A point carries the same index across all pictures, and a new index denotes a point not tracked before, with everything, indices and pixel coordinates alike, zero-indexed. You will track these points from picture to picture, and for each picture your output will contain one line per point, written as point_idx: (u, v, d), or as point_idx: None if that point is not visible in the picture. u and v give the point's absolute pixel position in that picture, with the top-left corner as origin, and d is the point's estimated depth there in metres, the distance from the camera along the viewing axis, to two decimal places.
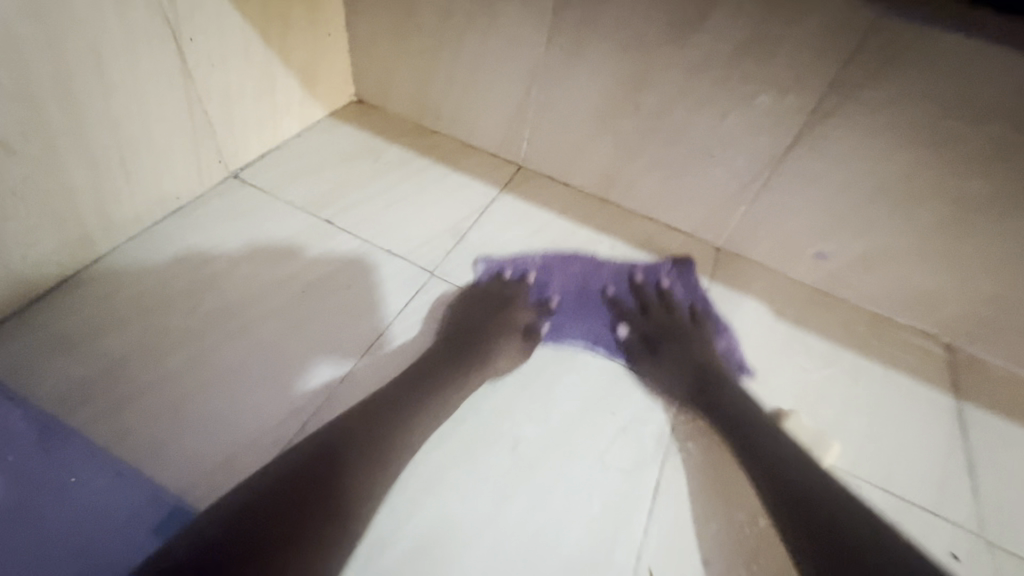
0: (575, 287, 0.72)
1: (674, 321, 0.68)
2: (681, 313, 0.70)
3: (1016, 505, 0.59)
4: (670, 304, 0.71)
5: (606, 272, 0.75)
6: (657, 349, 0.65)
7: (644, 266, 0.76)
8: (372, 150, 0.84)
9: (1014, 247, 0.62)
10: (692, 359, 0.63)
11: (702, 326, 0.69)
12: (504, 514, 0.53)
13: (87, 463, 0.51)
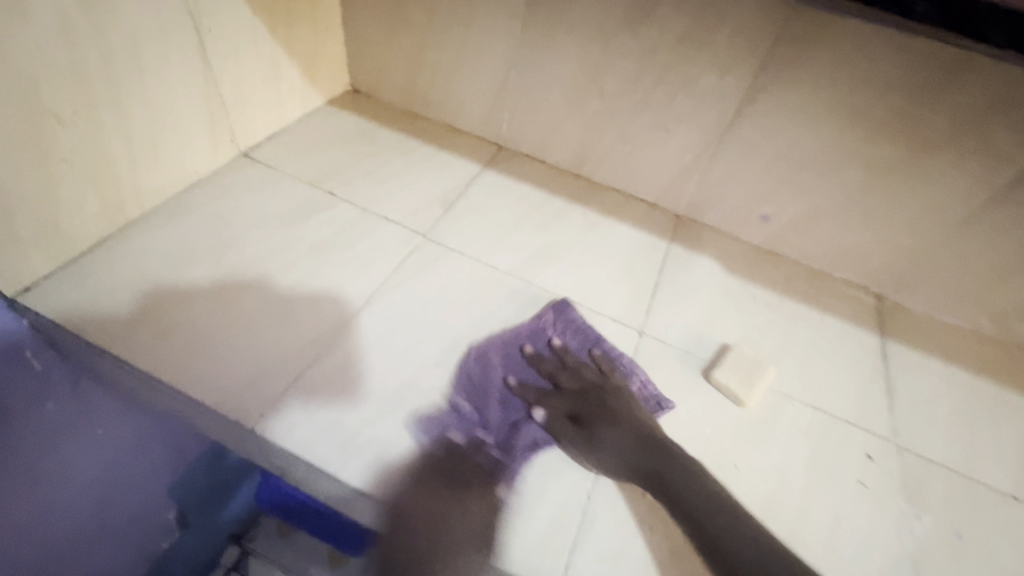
0: (485, 395, 0.63)
1: (583, 391, 0.62)
2: (584, 374, 0.64)
3: (925, 418, 0.70)
4: (569, 365, 0.65)
5: (496, 359, 0.66)
6: (586, 435, 0.59)
7: (526, 328, 0.69)
8: (368, 133, 0.93)
9: (920, 201, 0.73)
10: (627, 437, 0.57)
11: (609, 384, 0.63)
12: (484, 422, 0.60)
13: (114, 420, 0.67)
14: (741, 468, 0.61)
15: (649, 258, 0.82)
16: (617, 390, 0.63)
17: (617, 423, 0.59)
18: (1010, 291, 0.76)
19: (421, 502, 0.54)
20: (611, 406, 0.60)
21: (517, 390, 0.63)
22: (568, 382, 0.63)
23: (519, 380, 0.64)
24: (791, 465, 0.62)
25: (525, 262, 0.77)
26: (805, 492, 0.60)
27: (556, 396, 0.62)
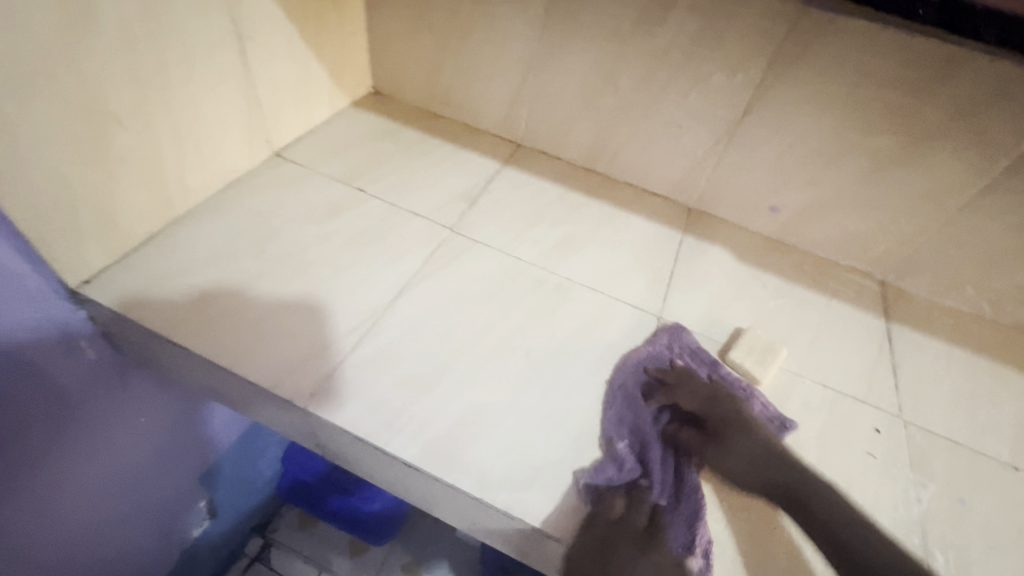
0: (630, 417, 0.62)
1: (716, 407, 0.62)
2: (709, 389, 0.64)
3: (929, 394, 0.74)
4: (694, 380, 0.66)
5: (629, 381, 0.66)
6: (724, 447, 0.60)
7: (646, 349, 0.70)
8: (391, 132, 0.97)
9: (921, 190, 0.78)
10: (753, 456, 0.59)
11: (737, 399, 0.64)
12: (522, 400, 0.63)
13: (139, 405, 0.78)
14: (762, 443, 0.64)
15: (664, 248, 0.87)
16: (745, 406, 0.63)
17: (746, 441, 0.60)
18: (1007, 275, 0.81)
19: (462, 471, 0.57)
20: (741, 424, 0.61)
21: (651, 408, 0.63)
22: (696, 393, 0.64)
23: (656, 399, 0.64)
24: (806, 438, 0.66)
25: (547, 252, 0.82)
26: (820, 462, 0.64)
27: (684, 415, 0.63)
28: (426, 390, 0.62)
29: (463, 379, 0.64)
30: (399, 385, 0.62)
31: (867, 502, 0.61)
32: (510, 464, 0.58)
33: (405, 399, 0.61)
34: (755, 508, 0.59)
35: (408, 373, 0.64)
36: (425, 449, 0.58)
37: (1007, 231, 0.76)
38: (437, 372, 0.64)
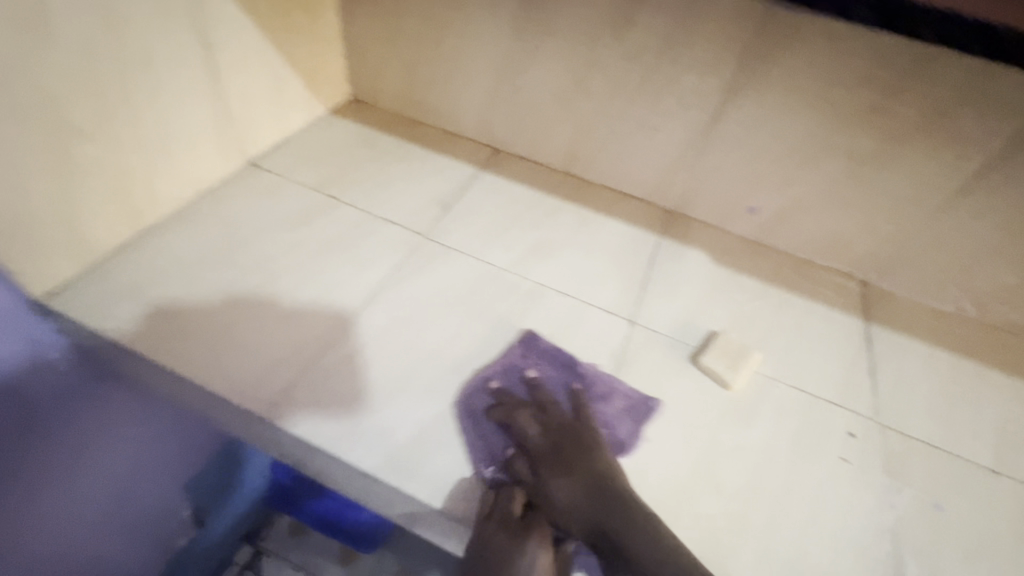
0: (477, 449, 0.59)
1: (552, 432, 0.60)
2: (552, 413, 0.62)
3: (908, 397, 0.72)
4: (539, 402, 0.63)
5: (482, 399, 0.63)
6: (563, 459, 0.57)
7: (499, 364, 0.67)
8: (367, 139, 0.97)
9: (897, 189, 0.76)
10: (588, 482, 0.55)
11: (579, 421, 0.61)
12: (487, 407, 0.63)
13: (123, 417, 0.76)
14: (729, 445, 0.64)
15: (639, 252, 0.86)
16: (587, 429, 0.60)
17: (572, 470, 0.56)
18: (989, 274, 0.79)
19: (422, 480, 0.57)
20: (574, 452, 0.58)
21: (499, 434, 0.61)
22: (540, 409, 0.62)
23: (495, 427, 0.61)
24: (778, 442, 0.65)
25: (520, 257, 0.81)
26: (790, 469, 0.63)
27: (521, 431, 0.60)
28: (388, 399, 0.62)
29: (427, 387, 0.64)
30: (362, 394, 0.62)
31: (837, 509, 0.60)
32: (470, 473, 0.58)
33: (366, 410, 0.61)
34: (722, 513, 0.58)
35: (371, 382, 0.64)
36: (386, 459, 0.58)
37: (986, 229, 0.75)
38: (400, 380, 0.64)
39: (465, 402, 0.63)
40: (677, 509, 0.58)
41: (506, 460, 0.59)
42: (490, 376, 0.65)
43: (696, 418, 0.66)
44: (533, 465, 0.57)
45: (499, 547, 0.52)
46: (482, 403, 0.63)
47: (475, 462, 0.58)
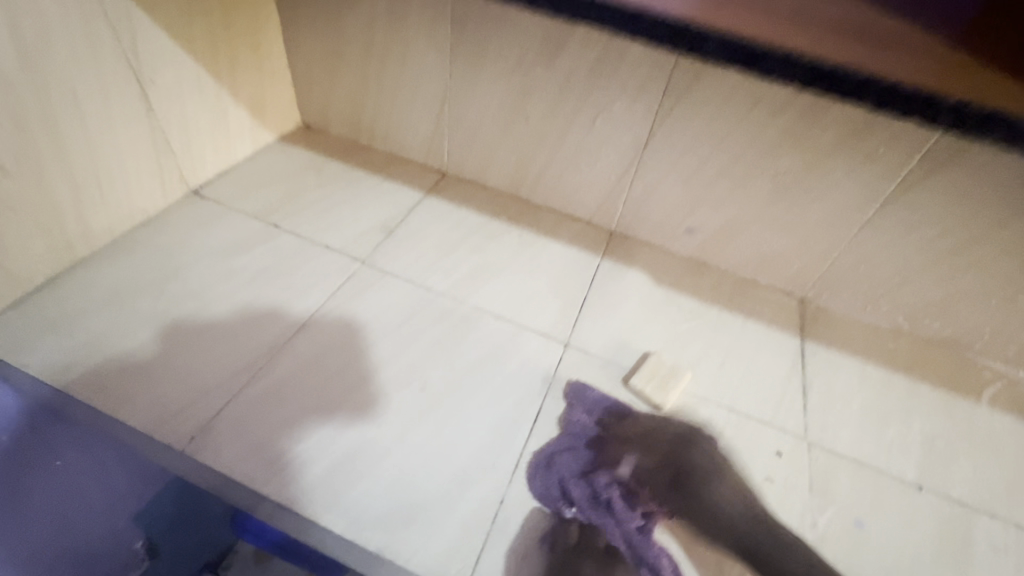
0: (578, 482, 0.61)
1: (640, 491, 0.61)
2: (636, 467, 0.63)
3: (839, 415, 0.73)
4: (635, 449, 0.65)
5: (581, 437, 0.65)
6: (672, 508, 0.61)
7: (596, 405, 0.68)
8: (315, 166, 0.98)
9: (823, 209, 0.78)
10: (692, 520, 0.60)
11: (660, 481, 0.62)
12: (410, 433, 0.63)
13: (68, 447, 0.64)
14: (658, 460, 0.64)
15: (580, 273, 0.87)
16: (687, 479, 0.63)
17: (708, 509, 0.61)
18: (917, 289, 0.81)
19: (337, 512, 0.57)
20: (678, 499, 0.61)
21: (603, 472, 0.62)
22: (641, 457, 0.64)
23: (578, 475, 0.61)
24: (706, 463, 0.65)
25: (459, 282, 0.82)
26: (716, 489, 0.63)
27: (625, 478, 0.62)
28: (311, 430, 0.62)
29: (351, 415, 0.64)
30: (284, 426, 0.63)
31: (759, 529, 0.61)
32: (384, 504, 0.57)
33: (285, 442, 0.61)
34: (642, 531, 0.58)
35: (294, 412, 0.64)
36: (304, 489, 0.58)
37: (910, 246, 0.77)
38: (327, 410, 0.64)
39: (542, 450, 0.63)
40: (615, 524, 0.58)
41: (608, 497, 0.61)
42: (573, 426, 0.65)
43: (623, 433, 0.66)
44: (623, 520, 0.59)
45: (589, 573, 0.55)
46: (582, 446, 0.64)
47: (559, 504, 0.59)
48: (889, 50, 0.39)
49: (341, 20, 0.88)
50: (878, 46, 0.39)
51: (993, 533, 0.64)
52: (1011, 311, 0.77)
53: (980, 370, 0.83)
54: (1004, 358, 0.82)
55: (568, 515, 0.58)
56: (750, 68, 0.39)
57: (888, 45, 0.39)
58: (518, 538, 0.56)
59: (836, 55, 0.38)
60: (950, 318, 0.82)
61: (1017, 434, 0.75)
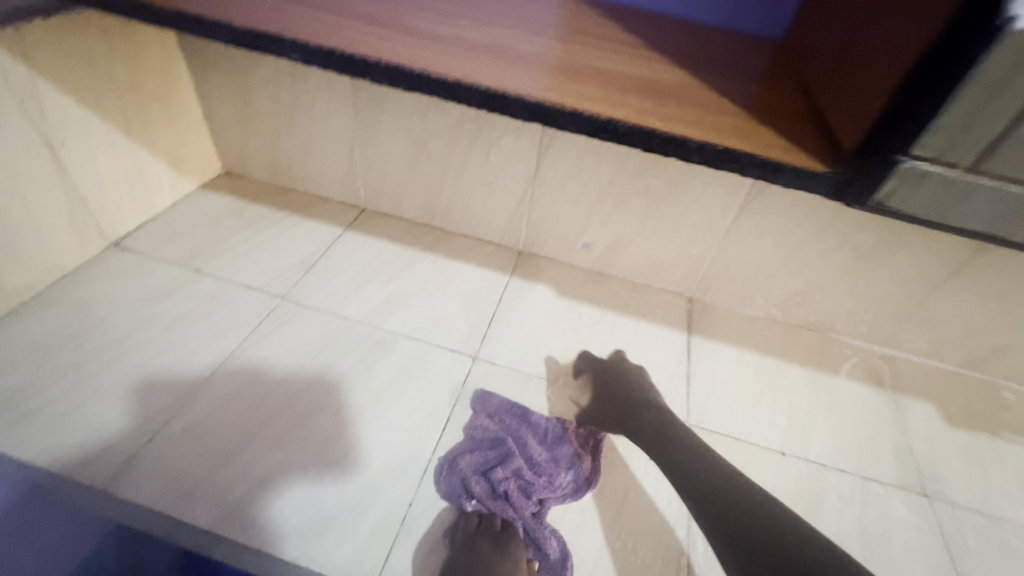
0: (474, 479, 0.68)
1: (534, 482, 0.69)
2: (530, 462, 0.71)
3: (717, 398, 0.83)
4: (525, 445, 0.73)
5: (478, 439, 0.72)
6: (560, 491, 0.69)
7: (492, 408, 0.76)
8: (238, 210, 1.03)
9: (690, 219, 0.90)
10: (578, 489, 0.70)
11: (552, 471, 0.71)
12: (325, 453, 0.69)
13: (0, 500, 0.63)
14: (551, 453, 0.73)
15: (488, 292, 0.95)
16: (574, 463, 0.72)
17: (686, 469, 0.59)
18: (780, 282, 0.93)
19: (256, 531, 0.62)
20: (565, 483, 0.70)
21: (498, 468, 0.69)
22: (532, 451, 0.72)
23: (479, 472, 0.69)
24: (584, 444, 0.74)
25: (375, 309, 0.88)
26: (605, 473, 0.72)
27: (518, 471, 0.70)
28: (231, 458, 0.68)
29: (269, 441, 0.70)
30: (205, 457, 0.67)
31: (639, 507, 0.69)
32: (297, 519, 0.63)
33: (205, 472, 0.66)
34: (535, 516, 0.66)
35: (215, 444, 0.69)
36: (223, 514, 0.63)
37: (766, 247, 0.89)
38: (247, 438, 0.70)
39: (451, 453, 0.70)
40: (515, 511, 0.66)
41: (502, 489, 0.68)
42: (477, 430, 0.73)
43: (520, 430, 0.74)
44: (520, 509, 0.66)
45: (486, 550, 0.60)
46: (480, 447, 0.71)
47: (461, 502, 0.66)
48: (647, 100, 0.52)
49: (248, 75, 0.94)
50: (640, 97, 0.52)
51: (841, 486, 0.75)
52: (856, 295, 0.90)
53: (841, 348, 0.95)
54: (858, 335, 0.95)
55: (468, 509, 0.65)
56: (548, 121, 0.50)
57: (646, 97, 0.52)
58: (425, 535, 0.64)
59: (610, 110, 0.50)
60: (810, 304, 0.94)
61: (867, 399, 0.87)
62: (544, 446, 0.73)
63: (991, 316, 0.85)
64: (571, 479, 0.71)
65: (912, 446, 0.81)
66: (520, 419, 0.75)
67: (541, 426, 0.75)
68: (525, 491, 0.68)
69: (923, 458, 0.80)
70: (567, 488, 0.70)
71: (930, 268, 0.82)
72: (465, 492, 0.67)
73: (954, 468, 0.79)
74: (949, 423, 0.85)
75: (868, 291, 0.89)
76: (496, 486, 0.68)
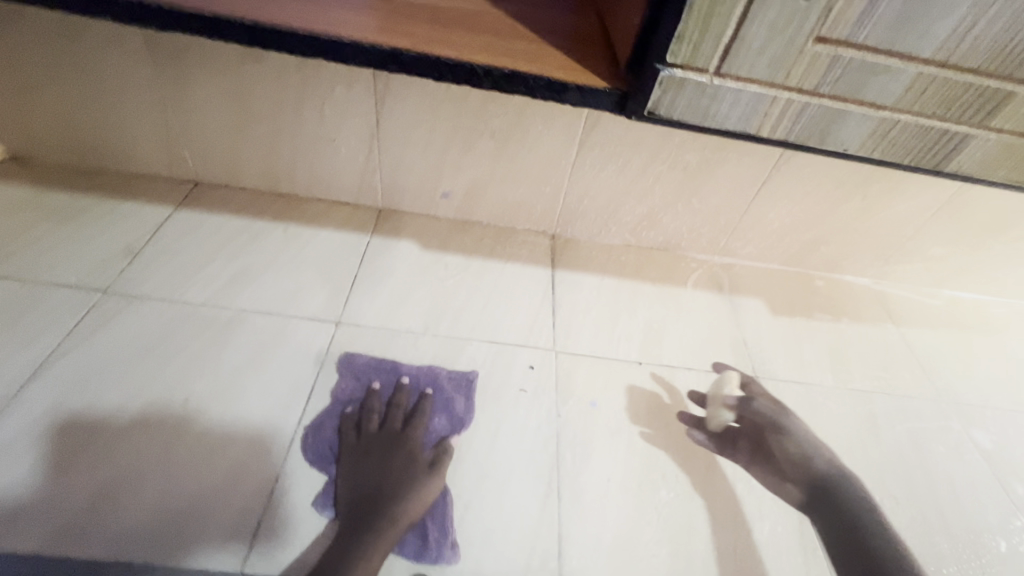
0: (341, 440, 0.68)
1: (406, 432, 0.70)
2: (399, 412, 0.71)
3: (580, 324, 0.89)
4: (395, 397, 0.73)
5: (342, 403, 0.71)
6: (438, 433, 0.71)
7: (357, 371, 0.75)
8: (34, 200, 0.89)
9: (536, 156, 0.92)
10: (453, 430, 0.71)
11: (423, 415, 0.71)
12: (172, 447, 0.64)
13: None
14: (424, 398, 0.73)
15: (349, 254, 0.92)
16: (445, 407, 0.73)
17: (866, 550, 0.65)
18: (628, 208, 0.99)
19: (93, 541, 0.57)
20: (440, 426, 0.71)
21: (367, 425, 0.69)
22: (403, 402, 0.72)
23: (345, 431, 0.69)
24: (456, 387, 0.76)
25: (222, 288, 0.82)
26: (480, 409, 0.74)
27: (389, 423, 0.70)
28: (57, 472, 0.60)
29: (100, 445, 0.63)
30: (25, 477, 0.60)
31: (512, 435, 0.72)
32: (144, 522, 0.58)
33: (25, 491, 0.59)
34: (413, 458, 0.67)
35: (34, 461, 0.61)
36: (50, 532, 0.57)
37: (611, 175, 0.94)
38: (73, 447, 0.62)
39: (315, 419, 0.69)
40: (390, 457, 0.66)
41: (373, 441, 0.68)
42: (341, 392, 0.72)
43: (389, 386, 0.74)
44: (394, 458, 0.66)
45: (359, 498, 0.63)
46: (346, 411, 0.71)
47: (333, 467, 0.66)
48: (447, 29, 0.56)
49: (16, 32, 0.80)
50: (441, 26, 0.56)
51: (690, 380, 0.83)
52: (694, 212, 0.99)
53: (688, 263, 1.05)
54: (701, 249, 1.06)
55: (336, 468, 0.65)
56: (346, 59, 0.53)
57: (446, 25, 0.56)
58: (294, 503, 0.62)
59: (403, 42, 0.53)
60: (657, 226, 1.02)
61: (710, 304, 0.97)
62: (414, 395, 0.74)
63: (798, 216, 0.99)
64: (447, 421, 0.72)
65: (745, 338, 0.92)
66: (388, 377, 0.75)
67: (413, 377, 0.76)
68: (400, 438, 0.69)
69: (754, 345, 0.92)
70: (443, 430, 0.71)
71: (743, 178, 0.93)
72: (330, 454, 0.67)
73: (779, 350, 0.92)
74: (775, 314, 0.98)
75: (701, 207, 0.98)
76: (367, 442, 0.68)
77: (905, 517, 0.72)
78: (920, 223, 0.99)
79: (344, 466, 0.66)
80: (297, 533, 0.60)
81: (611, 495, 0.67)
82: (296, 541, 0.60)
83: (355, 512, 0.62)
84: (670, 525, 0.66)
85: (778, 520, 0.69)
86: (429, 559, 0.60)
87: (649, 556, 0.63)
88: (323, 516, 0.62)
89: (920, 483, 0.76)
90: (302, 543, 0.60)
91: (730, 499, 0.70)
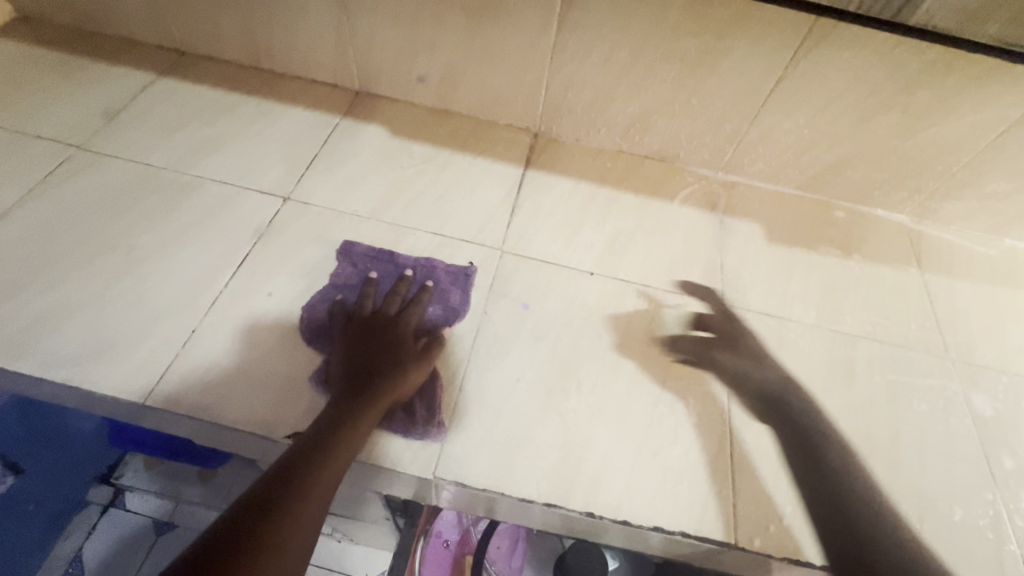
0: (338, 321, 0.68)
1: (400, 317, 0.67)
2: (396, 300, 0.69)
3: (536, 228, 0.83)
4: (394, 286, 0.71)
5: (337, 287, 0.72)
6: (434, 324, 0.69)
7: (356, 261, 0.75)
8: (32, 57, 0.93)
9: (513, 37, 0.82)
10: (445, 322, 0.70)
11: (420, 304, 0.69)
12: (110, 290, 0.69)
13: None
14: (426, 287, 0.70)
15: (315, 134, 0.90)
16: (439, 300, 0.72)
17: None
18: (618, 107, 0.88)
19: (31, 357, 0.63)
20: (434, 317, 0.70)
21: (364, 309, 0.68)
22: (401, 290, 0.70)
23: (339, 318, 0.68)
24: (446, 282, 0.74)
25: (183, 154, 0.84)
26: (457, 305, 0.72)
27: (387, 308, 0.68)
28: (8, 296, 0.67)
29: (51, 280, 0.69)
30: None
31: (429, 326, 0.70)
32: (75, 350, 0.64)
33: None
34: (408, 341, 0.65)
35: None
36: None
37: (596, 65, 0.83)
38: (25, 279, 0.69)
39: (243, 287, 0.71)
40: (385, 339, 0.64)
41: (369, 323, 0.66)
42: (339, 277, 0.73)
43: (384, 276, 0.74)
44: (387, 340, 0.64)
45: (352, 373, 0.61)
46: (344, 296, 0.71)
47: (326, 348, 0.67)
48: None
49: None
50: None
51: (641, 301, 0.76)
52: (693, 117, 0.86)
53: (683, 176, 0.94)
54: (702, 162, 0.93)
55: (330, 348, 0.66)
56: None
57: None
58: (207, 354, 0.66)
59: None
60: (651, 131, 0.90)
61: (695, 222, 0.87)
62: (411, 285, 0.72)
63: (821, 129, 0.83)
64: (441, 312, 0.71)
65: (723, 263, 0.83)
66: (389, 269, 0.74)
67: (412, 270, 0.74)
68: (395, 323, 0.67)
69: (732, 272, 0.82)
70: (437, 320, 0.70)
71: (755, 75, 0.79)
72: (326, 335, 0.68)
73: (761, 279, 0.82)
74: (770, 240, 0.87)
75: (703, 111, 0.85)
76: (360, 324, 0.66)
77: (845, 469, 0.65)
78: (980, 151, 0.80)
79: (340, 344, 0.65)
80: (212, 382, 0.64)
81: (514, 396, 0.66)
82: (227, 395, 0.63)
83: (348, 386, 0.60)
84: (568, 434, 0.64)
85: (690, 447, 0.64)
86: (416, 436, 0.61)
87: (533, 457, 0.62)
88: (316, 390, 0.64)
89: (880, 439, 0.68)
90: (208, 390, 0.63)
91: (644, 420, 0.66)
